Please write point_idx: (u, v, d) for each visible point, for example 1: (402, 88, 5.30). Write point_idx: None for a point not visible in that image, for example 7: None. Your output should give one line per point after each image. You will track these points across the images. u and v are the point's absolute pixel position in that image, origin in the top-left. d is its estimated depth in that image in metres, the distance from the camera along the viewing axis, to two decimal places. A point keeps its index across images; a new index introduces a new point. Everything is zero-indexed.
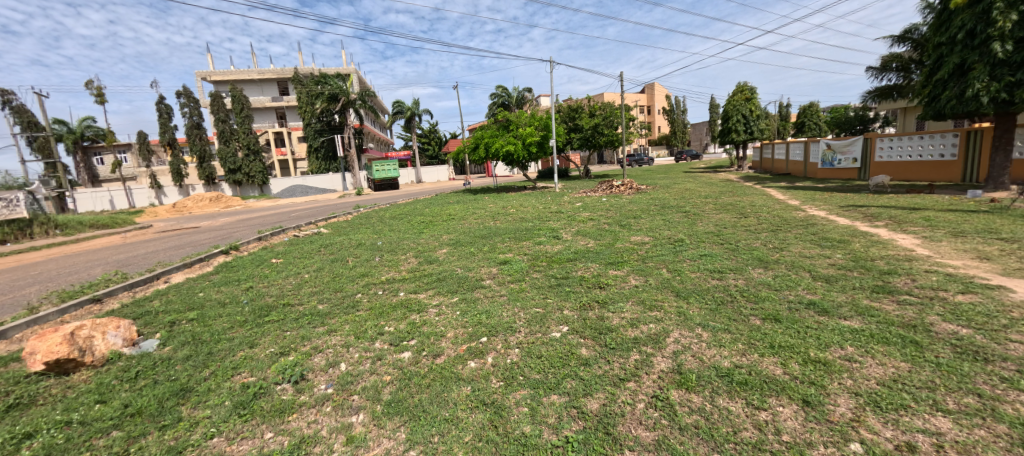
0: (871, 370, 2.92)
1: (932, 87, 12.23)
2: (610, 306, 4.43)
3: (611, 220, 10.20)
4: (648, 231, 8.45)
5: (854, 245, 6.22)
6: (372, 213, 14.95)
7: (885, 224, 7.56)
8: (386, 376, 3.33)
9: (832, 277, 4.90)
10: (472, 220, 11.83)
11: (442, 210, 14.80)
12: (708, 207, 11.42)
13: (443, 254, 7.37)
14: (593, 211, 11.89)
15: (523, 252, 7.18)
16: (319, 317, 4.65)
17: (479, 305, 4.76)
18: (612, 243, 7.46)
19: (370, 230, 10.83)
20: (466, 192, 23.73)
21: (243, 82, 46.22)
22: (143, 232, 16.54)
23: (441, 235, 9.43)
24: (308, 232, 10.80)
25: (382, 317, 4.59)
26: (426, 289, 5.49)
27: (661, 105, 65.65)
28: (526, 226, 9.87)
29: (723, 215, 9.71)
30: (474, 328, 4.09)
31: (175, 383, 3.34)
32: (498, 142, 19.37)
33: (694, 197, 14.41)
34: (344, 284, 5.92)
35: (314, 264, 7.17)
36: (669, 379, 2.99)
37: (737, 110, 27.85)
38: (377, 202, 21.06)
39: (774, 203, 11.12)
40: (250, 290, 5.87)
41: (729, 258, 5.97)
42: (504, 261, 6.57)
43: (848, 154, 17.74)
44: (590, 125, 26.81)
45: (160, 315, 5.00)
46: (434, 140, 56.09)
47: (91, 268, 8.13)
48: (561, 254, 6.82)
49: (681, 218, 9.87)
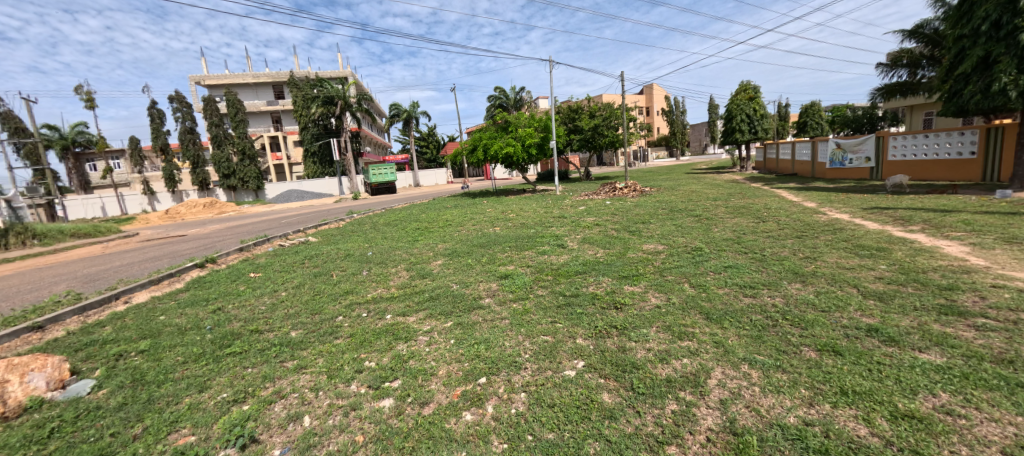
0: (986, 431, 2.24)
1: (954, 82, 11.66)
2: (632, 334, 3.74)
3: (619, 225, 9.55)
4: (660, 238, 7.83)
5: (894, 254, 5.56)
6: (364, 219, 14.32)
7: (921, 229, 6.88)
8: (360, 435, 2.64)
9: (886, 295, 4.24)
10: (470, 227, 11.17)
11: (439, 216, 14.23)
12: (720, 210, 10.83)
13: (439, 267, 6.64)
14: (598, 216, 11.28)
15: (526, 263, 6.49)
16: (289, 349, 3.95)
17: (477, 332, 4.06)
18: (623, 252, 6.79)
19: (361, 239, 10.17)
20: (465, 195, 23.11)
21: (237, 86, 45.71)
22: (126, 241, 15.84)
23: (436, 244, 8.77)
24: (294, 241, 10.18)
25: (363, 348, 3.92)
26: (417, 311, 4.79)
27: (659, 106, 65.09)
28: (528, 232, 9.23)
29: (739, 219, 9.04)
30: (471, 365, 3.41)
31: (92, 446, 2.66)
32: (496, 144, 18.75)
33: (700, 199, 13.85)
34: (324, 305, 5.20)
35: (294, 280, 6.46)
36: (723, 445, 2.31)
37: (741, 109, 27.26)
38: (372, 207, 20.44)
39: (790, 206, 10.49)
40: (217, 312, 5.16)
41: (759, 271, 5.30)
42: (505, 274, 5.90)
43: (859, 153, 17.12)
44: (590, 126, 26.40)
45: (107, 345, 4.31)
46: (431, 143, 55.48)
47: (52, 284, 7.47)
48: (568, 266, 6.12)
49: (693, 222, 9.24)
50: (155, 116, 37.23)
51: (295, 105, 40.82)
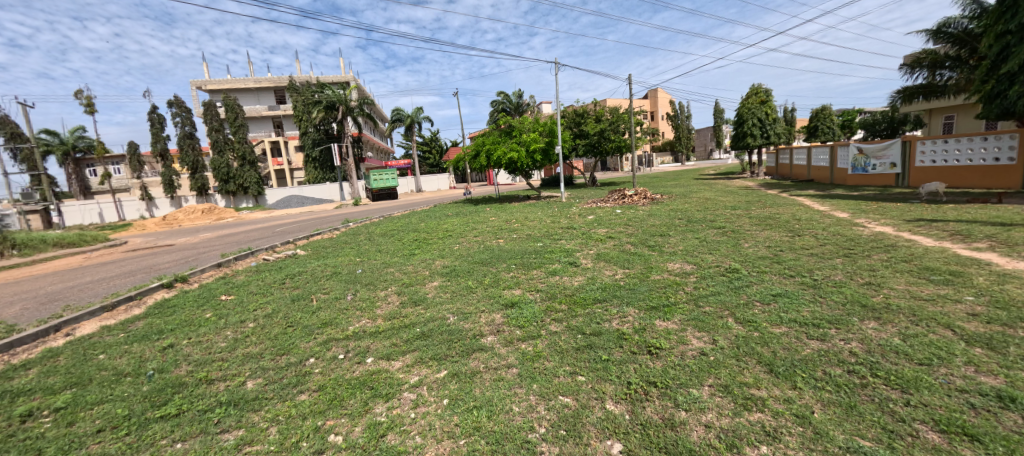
0: None
1: (996, 82, 10.82)
2: (680, 397, 2.87)
3: (635, 238, 8.70)
4: (685, 255, 6.96)
5: (976, 281, 4.66)
6: (360, 228, 13.54)
7: (991, 247, 5.98)
8: None
9: (995, 340, 3.36)
10: (472, 238, 10.37)
11: (439, 225, 13.42)
12: (743, 221, 9.97)
13: (436, 291, 5.78)
14: (610, 227, 10.46)
15: (535, 287, 5.62)
16: (238, 412, 3.11)
17: (478, 389, 3.20)
18: (646, 274, 5.92)
19: (353, 253, 9.37)
20: (467, 202, 22.34)
21: (238, 91, 45.29)
22: (111, 251, 15.10)
23: (434, 259, 7.96)
24: (281, 254, 9.38)
25: (332, 410, 3.08)
26: (405, 352, 3.94)
27: (664, 111, 64.34)
28: (535, 246, 8.38)
29: (769, 233, 8.17)
30: (470, 446, 2.56)
31: None
32: (500, 150, 17.98)
33: (716, 208, 13.00)
34: (294, 342, 4.34)
35: (266, 306, 5.60)
36: None
37: (753, 113, 26.36)
38: (370, 214, 19.65)
39: (821, 217, 9.61)
40: (167, 350, 4.33)
41: (817, 302, 4.40)
42: (511, 302, 5.03)
43: (883, 159, 16.20)
44: (596, 130, 25.60)
45: (18, 400, 3.49)
46: (434, 148, 54.87)
47: (4, 306, 6.70)
48: (585, 292, 5.25)
49: (717, 235, 8.38)
50: (155, 121, 36.77)
51: (296, 110, 40.29)
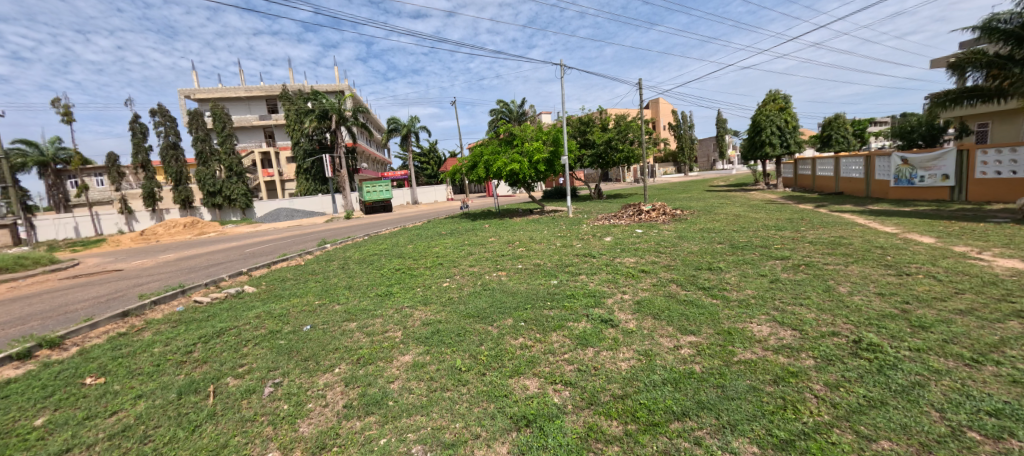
0: None
1: None
2: None
3: (679, 274, 6.69)
4: (765, 306, 4.91)
5: None
6: (336, 252, 11.51)
7: None
8: None
9: None
10: (466, 268, 8.39)
11: (428, 247, 11.43)
12: (805, 248, 8.01)
13: (406, 377, 3.72)
14: (636, 254, 8.50)
15: (560, 376, 3.52)
16: None
17: None
18: (729, 347, 3.87)
19: (313, 291, 7.33)
20: (464, 217, 20.40)
21: (227, 100, 43.59)
22: (46, 277, 12.94)
23: (413, 306, 5.92)
24: (220, 293, 7.32)
25: None
26: None
27: (666, 120, 62.89)
28: (549, 286, 6.35)
29: (861, 269, 6.15)
30: None
31: None
32: (499, 160, 16.10)
33: (755, 228, 11.05)
34: None
35: (133, 407, 3.53)
36: None
37: (771, 121, 24.55)
38: (355, 231, 17.59)
39: (906, 245, 7.62)
40: None
41: None
42: (526, 417, 2.94)
43: (933, 170, 14.31)
44: (603, 139, 23.77)
45: None
46: (432, 159, 53.33)
47: None
48: (646, 391, 3.18)
49: (788, 271, 6.37)
50: (136, 131, 34.84)
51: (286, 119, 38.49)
